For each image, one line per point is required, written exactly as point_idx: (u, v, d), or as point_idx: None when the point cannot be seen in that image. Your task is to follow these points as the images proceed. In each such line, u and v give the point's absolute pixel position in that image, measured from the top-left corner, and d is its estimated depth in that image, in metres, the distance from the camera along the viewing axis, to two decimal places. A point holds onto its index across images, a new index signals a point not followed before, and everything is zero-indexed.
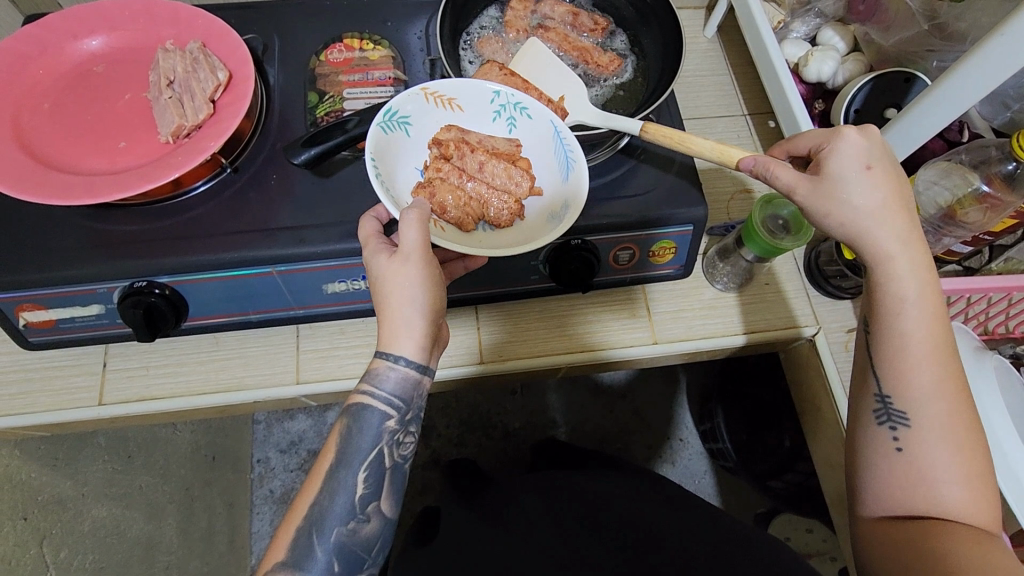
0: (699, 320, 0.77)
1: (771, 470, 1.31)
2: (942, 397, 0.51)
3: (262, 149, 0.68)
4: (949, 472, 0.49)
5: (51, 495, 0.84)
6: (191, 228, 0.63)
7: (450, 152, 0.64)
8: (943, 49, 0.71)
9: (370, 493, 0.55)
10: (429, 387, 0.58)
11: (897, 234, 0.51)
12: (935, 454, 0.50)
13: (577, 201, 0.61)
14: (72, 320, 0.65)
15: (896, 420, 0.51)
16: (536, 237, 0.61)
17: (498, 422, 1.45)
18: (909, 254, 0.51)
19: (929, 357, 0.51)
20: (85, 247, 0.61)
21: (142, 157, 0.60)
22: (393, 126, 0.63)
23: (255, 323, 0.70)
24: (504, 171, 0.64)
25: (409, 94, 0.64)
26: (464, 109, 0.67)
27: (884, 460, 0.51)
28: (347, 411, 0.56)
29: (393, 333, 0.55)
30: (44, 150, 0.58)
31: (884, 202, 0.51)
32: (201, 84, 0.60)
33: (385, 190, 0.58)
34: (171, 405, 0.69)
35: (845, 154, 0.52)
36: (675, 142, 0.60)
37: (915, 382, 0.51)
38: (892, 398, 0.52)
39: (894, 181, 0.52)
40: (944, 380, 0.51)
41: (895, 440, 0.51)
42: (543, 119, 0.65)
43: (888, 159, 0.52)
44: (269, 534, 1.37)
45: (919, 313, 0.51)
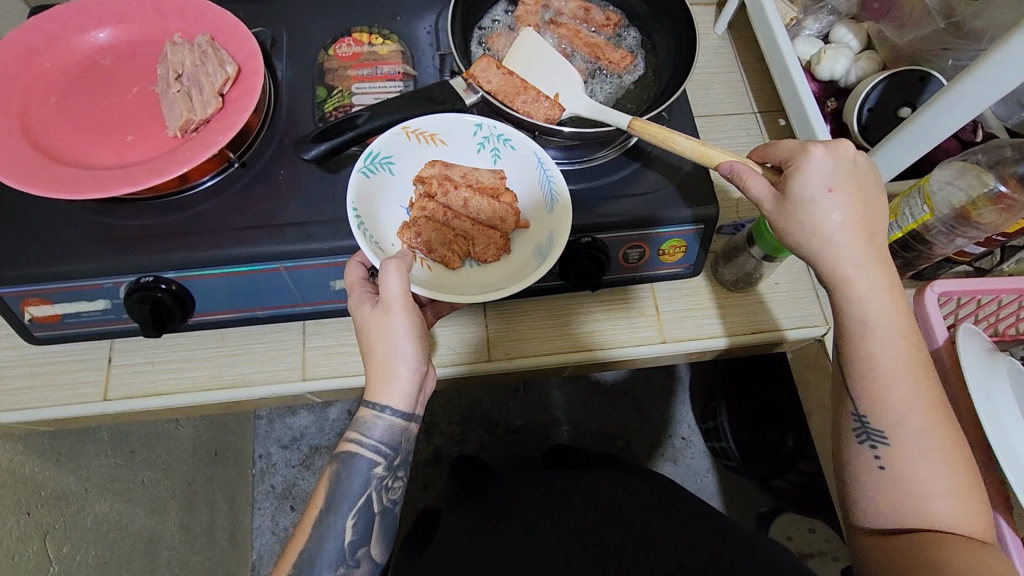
0: (707, 319, 0.76)
1: (776, 469, 1.32)
2: (916, 413, 0.51)
3: (269, 144, 0.67)
4: (934, 484, 0.50)
5: (55, 489, 0.84)
6: (197, 224, 0.62)
7: (433, 190, 0.65)
8: (960, 48, 0.70)
9: (358, 538, 0.58)
10: (417, 431, 0.60)
11: (860, 256, 0.51)
12: (920, 468, 0.50)
13: (559, 235, 0.61)
14: (78, 314, 0.64)
15: (875, 439, 0.52)
16: (519, 273, 0.62)
17: (501, 420, 1.45)
18: (874, 278, 0.51)
19: (900, 376, 0.51)
20: (91, 241, 0.61)
21: (150, 151, 0.59)
22: (376, 167, 0.64)
23: (261, 319, 0.70)
24: (487, 206, 0.64)
25: (389, 136, 0.64)
26: (448, 143, 0.67)
27: (870, 478, 0.52)
28: (336, 458, 0.58)
29: (380, 383, 0.56)
30: (51, 143, 0.58)
31: (846, 225, 0.50)
32: (210, 77, 0.60)
33: (366, 239, 0.58)
34: (176, 401, 0.68)
35: (811, 174, 0.51)
36: (659, 141, 0.59)
37: (890, 402, 0.51)
38: (869, 418, 0.52)
39: (858, 202, 0.51)
40: (919, 395, 0.51)
41: (877, 459, 0.52)
42: (526, 150, 0.65)
43: (854, 178, 0.51)
44: (271, 530, 1.36)
45: (886, 333, 0.51)
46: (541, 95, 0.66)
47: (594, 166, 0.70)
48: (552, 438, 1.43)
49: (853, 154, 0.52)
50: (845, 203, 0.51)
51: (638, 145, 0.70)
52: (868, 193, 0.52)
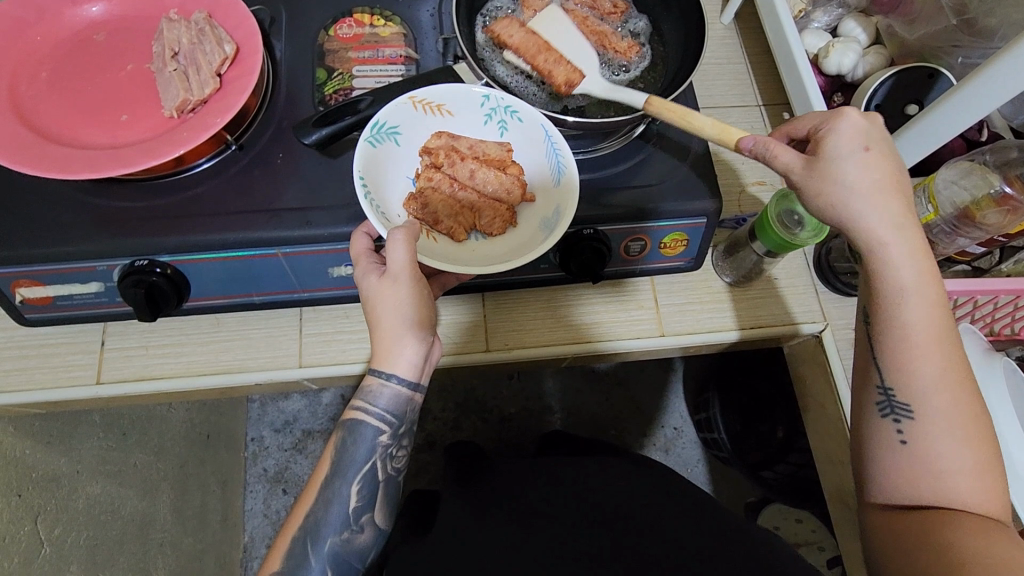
0: (706, 313, 0.76)
1: (765, 459, 1.33)
2: (943, 388, 0.49)
3: (268, 126, 0.66)
4: (951, 459, 0.48)
5: (46, 471, 0.83)
6: (194, 207, 0.61)
7: (440, 161, 0.64)
8: (970, 44, 0.69)
9: (363, 504, 0.59)
10: (422, 401, 0.61)
11: (894, 216, 0.49)
12: (944, 444, 0.48)
13: (568, 208, 0.60)
14: (70, 297, 0.63)
15: (900, 412, 0.50)
16: (525, 247, 0.62)
17: (494, 407, 1.45)
18: (911, 237, 0.49)
19: (931, 351, 0.49)
20: (84, 222, 0.60)
21: (145, 131, 0.57)
22: (382, 138, 0.62)
23: (258, 304, 0.69)
24: (494, 177, 0.63)
25: (396, 105, 0.63)
26: (455, 113, 0.66)
27: (889, 455, 0.50)
28: (342, 424, 0.59)
29: (385, 352, 0.57)
30: (42, 121, 0.56)
31: (880, 182, 0.49)
32: (207, 57, 0.58)
33: (373, 209, 0.57)
34: (170, 385, 0.67)
35: (844, 134, 0.50)
36: (677, 117, 0.57)
37: (917, 370, 0.49)
38: (895, 390, 0.50)
39: (893, 162, 0.50)
40: (946, 364, 0.49)
41: (899, 433, 0.50)
42: (533, 124, 0.64)
43: (888, 142, 0.50)
44: (263, 512, 1.37)
45: (920, 304, 0.49)
46: (563, 60, 0.65)
47: (597, 156, 0.69)
48: (545, 426, 1.44)
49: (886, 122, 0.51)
50: (879, 162, 0.49)
51: (641, 136, 0.70)
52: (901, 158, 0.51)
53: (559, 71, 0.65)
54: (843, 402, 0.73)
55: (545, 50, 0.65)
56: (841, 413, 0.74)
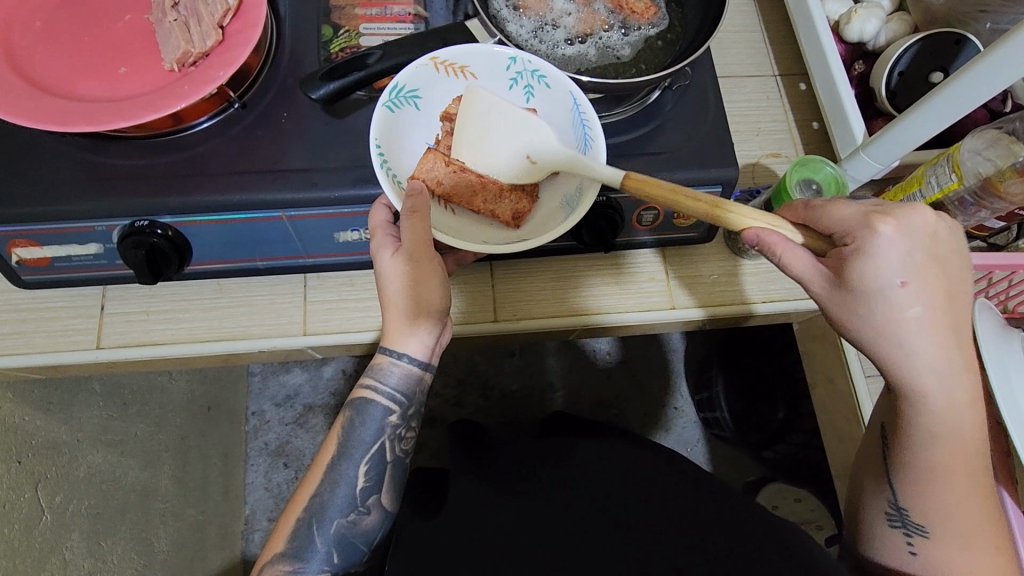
0: (718, 286, 0.75)
1: (766, 439, 1.33)
2: (962, 513, 0.51)
3: (272, 85, 0.63)
4: (958, 566, 0.50)
5: (45, 439, 0.82)
6: (195, 167, 0.59)
7: (462, 128, 0.61)
8: (998, 9, 0.68)
9: (370, 485, 0.58)
10: (431, 381, 0.61)
11: (924, 347, 0.48)
12: (955, 561, 0.51)
13: (592, 186, 0.58)
14: (68, 259, 0.61)
15: (913, 531, 0.53)
16: (545, 225, 0.60)
17: (495, 384, 1.45)
18: (941, 368, 0.49)
19: (953, 482, 0.51)
20: (82, 180, 0.58)
21: (143, 86, 0.55)
22: (402, 102, 0.60)
23: (261, 270, 0.67)
24: (517, 148, 0.60)
25: (417, 67, 0.60)
26: (480, 77, 0.63)
27: (896, 555, 0.54)
28: (350, 404, 0.59)
29: (399, 329, 0.57)
30: (36, 72, 0.54)
31: (918, 314, 0.48)
32: (209, 7, 0.55)
33: (389, 179, 0.56)
34: (171, 351, 0.66)
35: (879, 259, 0.47)
36: (670, 194, 0.53)
37: (936, 489, 0.51)
38: (907, 509, 0.53)
39: (930, 287, 0.48)
40: (966, 482, 0.50)
41: (909, 545, 0.53)
42: (561, 91, 0.61)
43: (927, 262, 0.48)
44: (264, 486, 1.37)
45: (948, 442, 0.50)
46: (502, 193, 0.60)
47: (609, 122, 0.67)
48: (546, 404, 1.44)
49: (928, 231, 0.48)
50: (915, 295, 0.48)
51: (657, 101, 0.67)
52: (940, 270, 0.49)
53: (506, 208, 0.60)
54: (855, 377, 0.73)
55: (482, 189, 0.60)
56: (851, 389, 0.73)
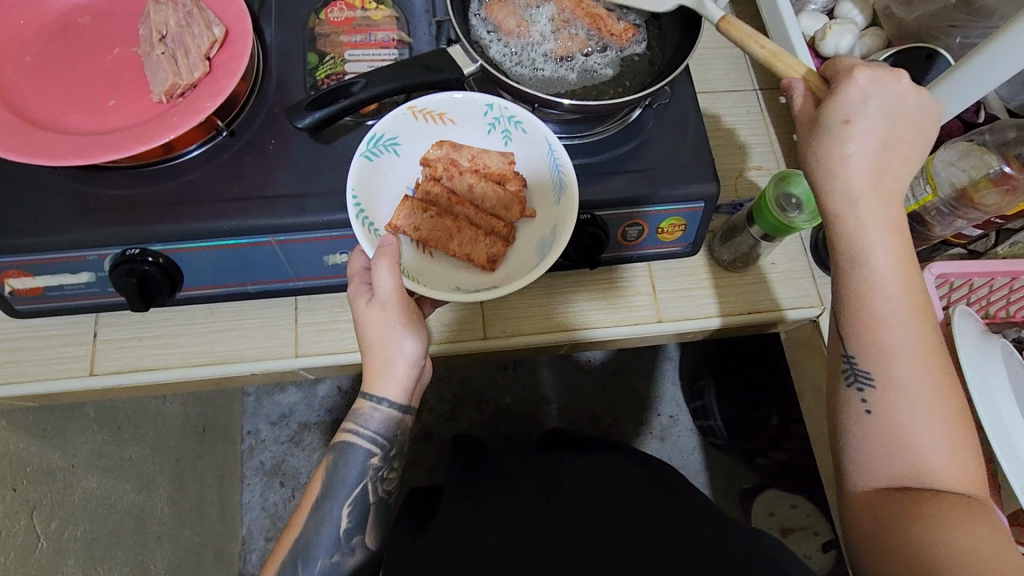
0: (704, 299, 0.76)
1: (760, 446, 1.34)
2: (909, 359, 0.48)
3: (259, 112, 0.65)
4: (922, 432, 0.47)
5: (40, 466, 0.82)
6: (185, 194, 0.60)
7: (439, 173, 0.64)
8: (969, 24, 0.69)
9: (353, 526, 0.59)
10: (411, 423, 0.61)
11: (869, 190, 0.48)
12: (909, 415, 0.47)
13: (563, 229, 0.60)
14: (60, 287, 0.62)
15: (863, 381, 0.49)
16: (519, 272, 0.62)
17: (491, 398, 1.45)
18: (880, 214, 0.48)
19: (902, 322, 0.48)
20: (73, 211, 0.58)
21: (132, 117, 0.56)
22: (380, 149, 0.62)
23: (251, 293, 0.68)
24: (493, 192, 0.64)
25: (395, 116, 0.62)
26: (456, 122, 0.65)
27: (853, 422, 0.49)
28: (333, 447, 0.59)
29: (378, 376, 0.57)
30: (26, 107, 0.55)
31: (872, 150, 0.48)
32: (196, 40, 0.57)
33: (363, 229, 0.58)
34: (164, 376, 0.67)
35: (846, 94, 0.48)
36: (740, 46, 0.55)
37: (887, 347, 0.48)
38: (857, 358, 0.49)
39: (882, 131, 0.48)
40: (917, 339, 0.48)
41: (863, 402, 0.49)
42: (537, 135, 0.63)
43: (882, 113, 0.48)
44: (260, 505, 1.37)
45: (891, 288, 0.48)
46: (480, 234, 0.62)
47: (592, 142, 0.68)
48: (542, 416, 1.44)
49: (895, 86, 0.48)
50: (872, 131, 0.48)
51: (639, 120, 0.69)
52: (899, 125, 0.48)
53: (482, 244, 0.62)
54: None
55: (457, 232, 0.62)
56: None
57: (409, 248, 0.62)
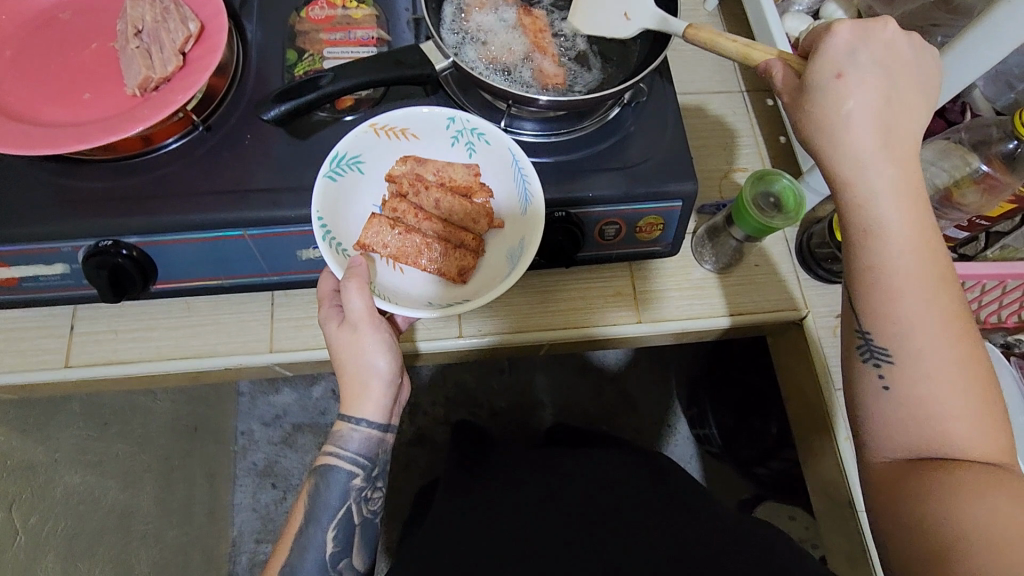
0: (685, 300, 0.75)
1: (758, 456, 1.33)
2: (927, 328, 0.45)
3: (237, 107, 0.65)
4: (946, 407, 0.45)
5: (21, 459, 0.82)
6: (161, 187, 0.61)
7: (405, 190, 0.65)
8: (948, 22, 0.66)
9: (340, 549, 0.61)
10: (392, 440, 0.63)
11: (873, 148, 0.45)
12: (930, 389, 0.45)
13: (531, 239, 0.60)
14: (36, 279, 0.63)
15: (880, 357, 0.47)
16: (491, 283, 0.63)
17: (484, 403, 1.44)
18: (887, 174, 0.45)
19: (917, 289, 0.45)
20: (49, 203, 0.59)
21: (106, 109, 0.56)
22: (345, 168, 0.62)
23: (228, 288, 0.68)
24: (460, 206, 0.65)
25: (357, 134, 0.62)
26: (420, 137, 0.66)
27: (871, 398, 0.48)
28: (314, 471, 0.61)
29: (354, 396, 0.60)
30: (2, 99, 0.55)
31: (868, 106, 0.45)
32: (170, 35, 0.57)
33: (330, 250, 0.58)
34: (139, 369, 0.67)
35: (825, 54, 0.46)
36: (705, 47, 0.54)
37: (904, 319, 0.45)
38: (873, 333, 0.47)
39: (876, 82, 0.45)
40: (934, 305, 0.45)
41: (881, 379, 0.47)
42: (500, 146, 0.64)
43: (875, 65, 0.46)
44: (251, 506, 1.37)
45: (903, 252, 0.45)
46: (449, 248, 0.63)
47: (578, 137, 0.68)
48: (535, 422, 1.43)
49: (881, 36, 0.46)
50: (862, 85, 0.45)
51: (619, 117, 0.69)
52: (894, 78, 0.46)
53: (449, 259, 0.63)
54: (826, 389, 0.72)
55: (425, 247, 0.63)
56: (823, 401, 0.72)
57: (379, 265, 0.63)
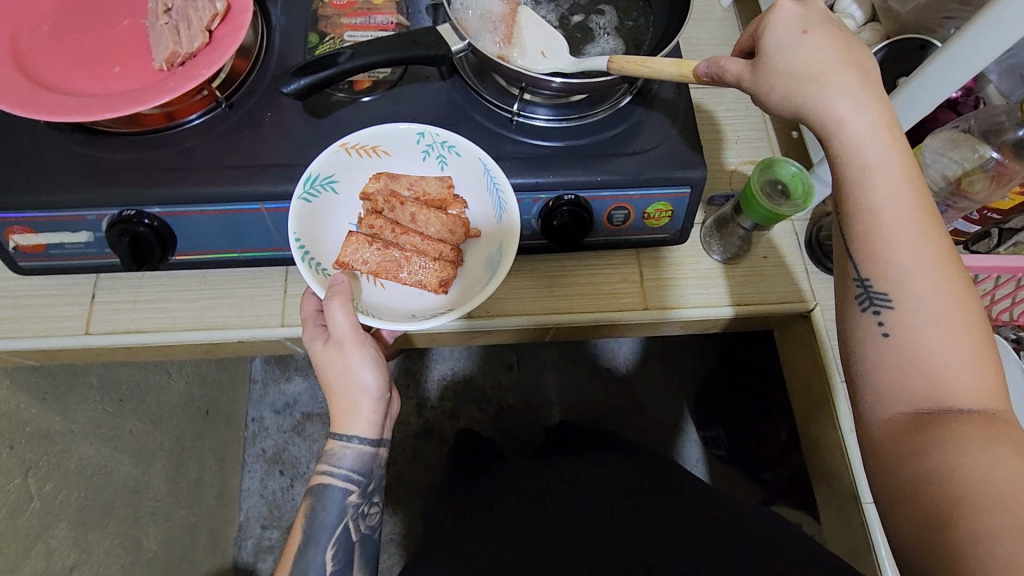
0: (693, 288, 0.75)
1: (765, 461, 1.35)
2: (920, 265, 0.47)
3: (259, 86, 0.67)
4: (946, 349, 0.46)
5: (40, 427, 0.84)
6: (182, 160, 0.63)
7: (380, 207, 0.68)
8: (961, 14, 0.70)
9: (340, 567, 0.62)
10: (385, 455, 0.65)
11: (847, 92, 0.49)
12: (928, 332, 0.46)
13: (510, 247, 0.63)
14: (61, 246, 0.65)
15: (879, 304, 0.48)
16: (475, 289, 0.65)
17: (492, 398, 1.45)
18: (866, 116, 0.49)
19: (907, 225, 0.47)
20: (76, 172, 0.61)
21: (134, 82, 0.59)
22: (319, 189, 0.64)
23: (244, 262, 0.70)
24: (436, 219, 0.67)
25: (329, 155, 0.63)
26: (391, 153, 0.68)
27: (870, 347, 0.48)
28: (310, 491, 0.62)
29: (345, 416, 0.61)
30: (37, 69, 0.58)
31: (833, 58, 0.50)
32: (198, 13, 0.59)
33: (311, 271, 0.60)
34: (156, 339, 0.69)
35: (781, 21, 0.52)
36: (635, 70, 0.58)
37: (900, 261, 0.47)
38: (872, 280, 0.49)
39: (839, 38, 0.51)
40: (927, 247, 0.47)
41: (881, 325, 0.48)
42: (471, 157, 0.66)
43: (834, 27, 0.52)
44: (259, 493, 1.39)
45: (891, 193, 0.48)
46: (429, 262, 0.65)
47: (591, 123, 0.69)
48: (542, 418, 1.44)
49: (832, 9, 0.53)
50: (822, 40, 0.51)
51: (631, 104, 0.70)
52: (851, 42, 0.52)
53: (427, 275, 0.65)
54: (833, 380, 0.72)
55: (404, 263, 0.65)
56: (828, 392, 0.72)
57: (362, 282, 0.66)
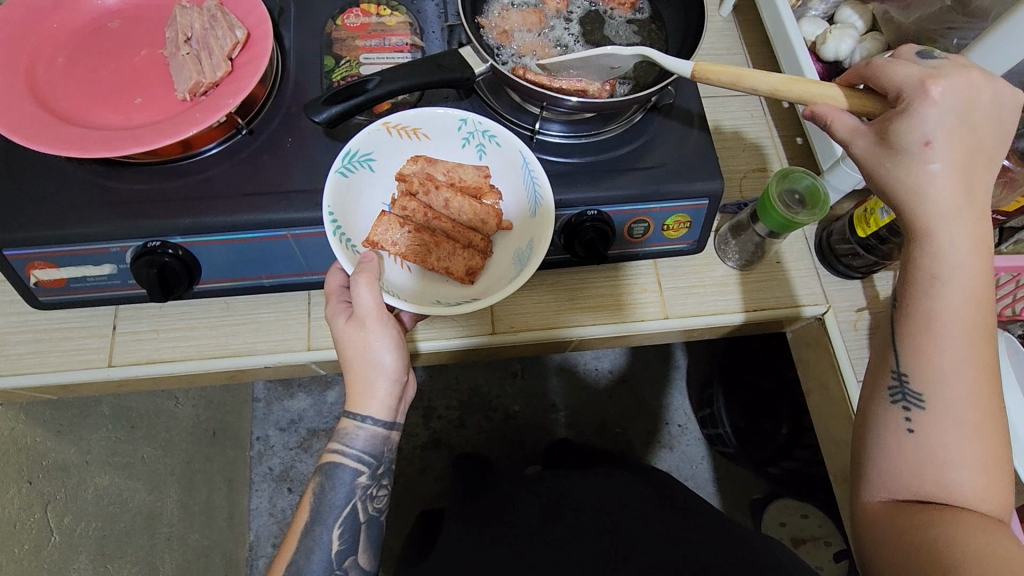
0: (710, 295, 0.76)
1: (771, 456, 1.33)
2: (962, 385, 0.48)
3: (277, 112, 0.67)
4: (963, 460, 0.47)
5: (55, 460, 0.83)
6: (203, 190, 0.62)
7: (415, 188, 0.67)
8: (965, 25, 0.69)
9: (345, 547, 0.62)
10: (397, 439, 0.64)
11: (950, 209, 0.47)
12: (951, 443, 0.48)
13: (541, 240, 0.63)
14: (83, 279, 0.64)
15: (911, 400, 0.49)
16: (501, 283, 0.65)
17: (498, 405, 1.46)
18: (958, 234, 0.47)
19: (959, 343, 0.48)
20: (95, 205, 0.61)
21: (157, 114, 0.59)
22: (355, 166, 0.64)
23: (267, 287, 0.70)
24: (468, 206, 0.66)
25: (371, 132, 0.65)
26: (431, 137, 0.69)
27: (891, 438, 0.50)
28: (320, 469, 0.62)
29: (359, 397, 0.61)
30: (57, 104, 0.58)
31: (952, 173, 0.47)
32: (218, 42, 0.60)
33: (341, 246, 0.60)
34: (180, 367, 0.68)
35: (916, 119, 0.47)
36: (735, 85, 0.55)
37: (944, 373, 0.48)
38: (909, 376, 0.49)
39: (961, 152, 0.47)
40: (973, 365, 0.48)
41: (907, 420, 0.49)
42: (510, 148, 0.67)
43: (963, 131, 0.47)
44: (268, 511, 1.37)
45: (958, 317, 0.48)
46: (455, 247, 0.65)
47: (601, 141, 0.70)
48: (550, 424, 1.44)
49: (976, 105, 0.47)
50: (946, 153, 0.47)
51: (645, 120, 0.71)
52: (979, 138, 0.48)
53: (457, 264, 0.65)
54: (848, 378, 0.73)
55: (430, 253, 0.65)
56: (845, 392, 0.73)
57: (387, 262, 0.65)
